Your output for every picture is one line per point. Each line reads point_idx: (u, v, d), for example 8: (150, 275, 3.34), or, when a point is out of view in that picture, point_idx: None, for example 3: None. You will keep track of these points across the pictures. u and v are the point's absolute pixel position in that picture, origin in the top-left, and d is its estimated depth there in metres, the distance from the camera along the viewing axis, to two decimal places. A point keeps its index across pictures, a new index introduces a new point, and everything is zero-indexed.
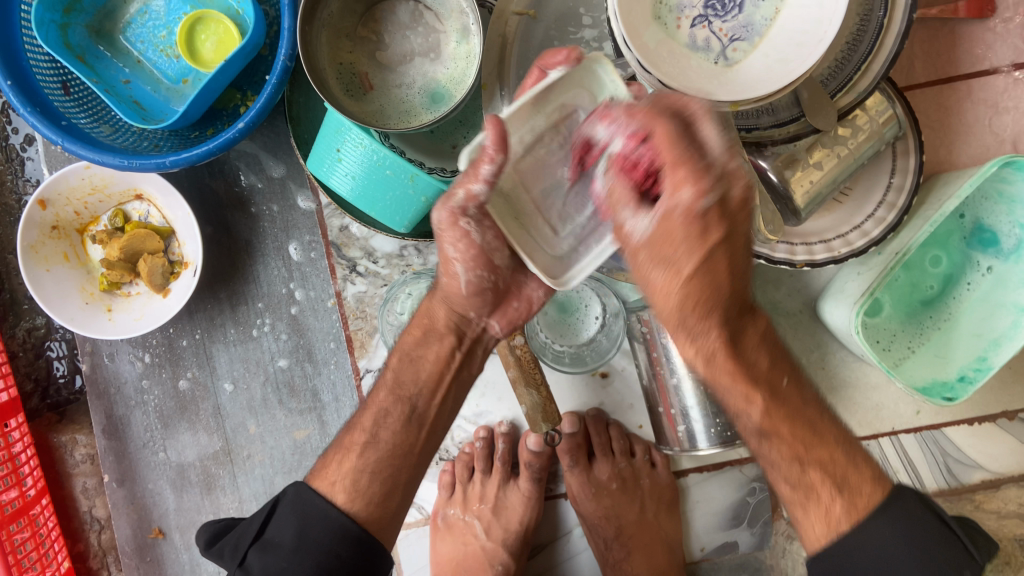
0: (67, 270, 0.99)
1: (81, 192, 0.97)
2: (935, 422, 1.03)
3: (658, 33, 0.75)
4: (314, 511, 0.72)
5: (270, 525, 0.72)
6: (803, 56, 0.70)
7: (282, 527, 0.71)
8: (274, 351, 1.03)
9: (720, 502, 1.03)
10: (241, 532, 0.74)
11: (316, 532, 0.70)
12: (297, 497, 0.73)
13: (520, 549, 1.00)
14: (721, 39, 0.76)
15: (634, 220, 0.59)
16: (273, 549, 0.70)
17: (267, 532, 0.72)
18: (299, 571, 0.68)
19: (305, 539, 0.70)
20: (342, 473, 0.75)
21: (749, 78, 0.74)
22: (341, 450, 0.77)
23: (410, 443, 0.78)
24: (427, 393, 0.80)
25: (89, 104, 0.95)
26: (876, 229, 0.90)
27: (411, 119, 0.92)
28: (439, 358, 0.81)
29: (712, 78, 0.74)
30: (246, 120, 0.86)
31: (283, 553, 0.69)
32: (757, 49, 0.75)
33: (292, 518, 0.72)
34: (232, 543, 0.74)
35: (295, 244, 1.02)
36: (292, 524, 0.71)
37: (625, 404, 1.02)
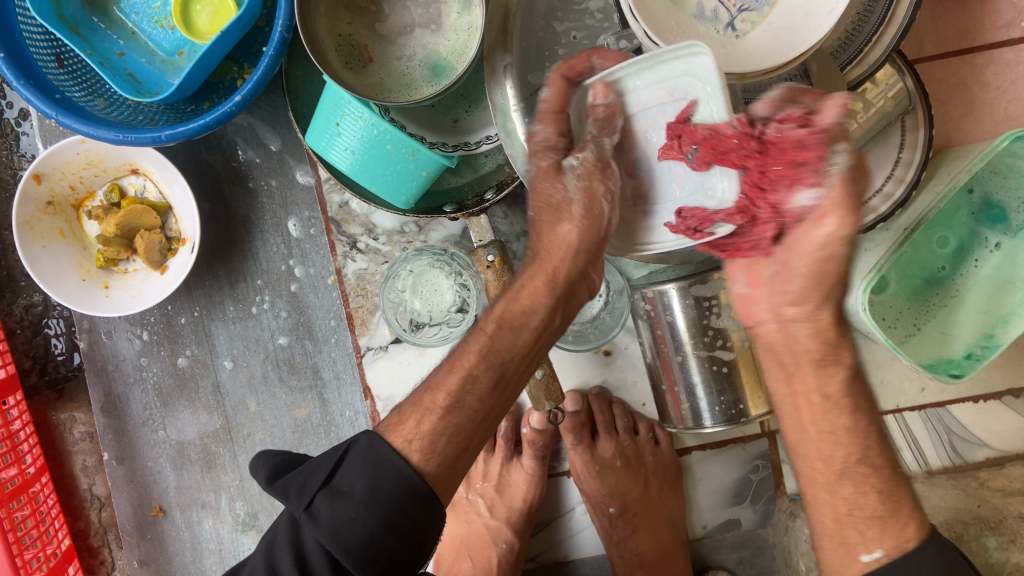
0: (63, 246, 0.97)
1: (75, 167, 0.96)
2: (939, 400, 1.02)
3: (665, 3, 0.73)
4: (387, 462, 0.67)
5: (342, 469, 0.67)
6: (813, 26, 0.69)
7: (353, 475, 0.67)
8: (274, 329, 1.02)
9: (723, 480, 1.02)
10: (308, 474, 0.69)
11: (391, 484, 0.66)
12: (371, 447, 0.68)
13: (524, 526, 0.99)
14: (730, 9, 0.74)
15: (804, 194, 0.61)
16: (343, 498, 0.66)
17: (336, 478, 0.67)
18: (370, 521, 0.64)
19: (376, 491, 0.66)
20: (420, 432, 0.69)
21: (758, 49, 0.72)
22: (417, 406, 0.71)
23: (482, 403, 0.72)
24: (517, 361, 0.75)
25: (84, 77, 0.93)
26: (884, 206, 0.88)
27: (413, 93, 0.90)
28: (540, 325, 0.75)
29: (720, 48, 0.73)
30: (243, 93, 0.85)
31: (353, 503, 0.65)
32: (765, 20, 0.73)
33: (364, 468, 0.67)
34: (299, 482, 0.69)
35: (294, 220, 1.00)
36: (364, 475, 0.66)
37: (627, 381, 1.02)
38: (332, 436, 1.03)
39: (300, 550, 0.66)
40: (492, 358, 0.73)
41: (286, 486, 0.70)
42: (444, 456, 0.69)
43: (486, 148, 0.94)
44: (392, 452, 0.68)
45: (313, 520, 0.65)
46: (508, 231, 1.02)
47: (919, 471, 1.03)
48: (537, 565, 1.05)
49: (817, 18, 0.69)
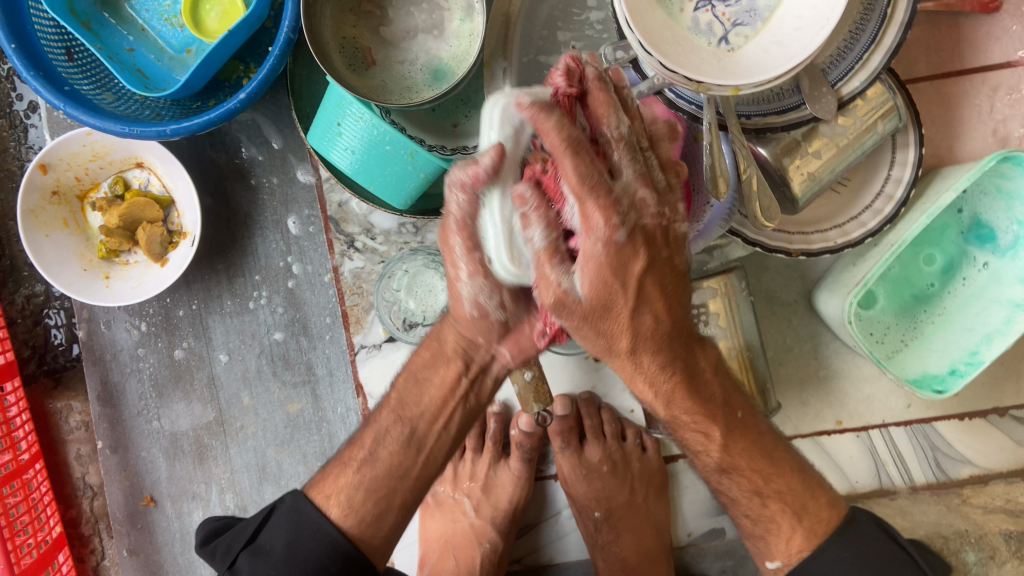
0: (66, 236, 0.99)
1: (82, 158, 0.97)
2: (925, 416, 1.03)
3: (660, 17, 0.72)
4: (308, 524, 0.73)
5: (264, 528, 0.75)
6: (802, 42, 0.68)
7: (274, 534, 0.74)
8: (270, 324, 1.04)
9: (710, 488, 1.04)
10: (234, 535, 0.77)
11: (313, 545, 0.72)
12: (295, 506, 0.75)
13: (508, 528, 1.01)
14: (724, 23, 0.73)
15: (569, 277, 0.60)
16: (263, 555, 0.73)
17: (260, 538, 0.74)
18: None
19: (295, 549, 0.72)
20: (338, 486, 0.74)
21: (755, 63, 0.71)
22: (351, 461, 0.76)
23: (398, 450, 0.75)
24: (429, 416, 0.75)
25: (93, 71, 0.95)
26: (872, 220, 0.91)
27: (413, 96, 0.92)
28: (443, 383, 0.74)
29: (712, 61, 0.71)
30: (247, 90, 0.87)
31: (271, 561, 0.71)
32: (758, 36, 0.72)
33: (286, 526, 0.73)
34: (225, 542, 0.78)
35: (294, 218, 1.02)
36: (284, 534, 0.73)
37: (617, 388, 1.03)
38: (323, 433, 1.04)
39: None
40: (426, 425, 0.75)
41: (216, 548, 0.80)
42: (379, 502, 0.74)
43: (483, 153, 0.96)
44: (314, 512, 0.73)
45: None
46: None
47: (905, 486, 1.04)
48: (522, 568, 1.05)
49: (808, 33, 0.69)
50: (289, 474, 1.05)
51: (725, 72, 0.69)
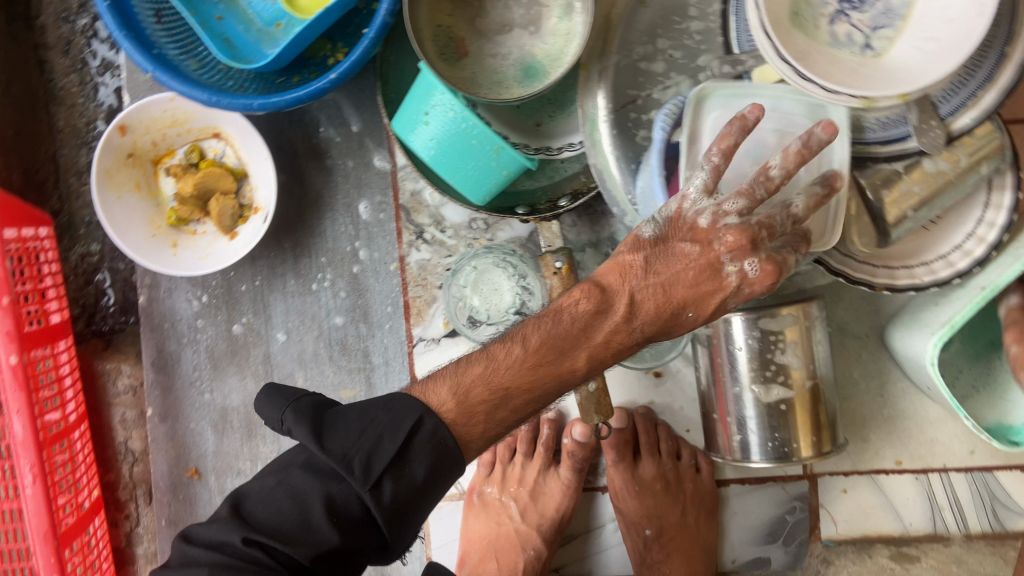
0: (137, 199, 0.98)
1: (162, 123, 0.97)
2: (986, 464, 1.00)
3: (802, 35, 0.72)
4: (447, 450, 0.67)
5: (403, 451, 0.66)
6: (952, 41, 0.68)
7: (415, 457, 0.66)
8: (331, 308, 1.02)
9: (759, 517, 1.02)
10: (359, 446, 0.65)
11: (444, 470, 0.68)
12: (435, 435, 0.66)
13: (553, 537, 0.99)
14: (863, 30, 0.74)
15: None
16: (405, 481, 0.66)
17: (403, 457, 0.66)
18: (427, 503, 0.67)
19: (432, 480, 0.67)
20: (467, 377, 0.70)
21: (901, 67, 0.71)
22: (485, 374, 0.69)
23: (537, 357, 0.70)
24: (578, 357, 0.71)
25: (181, 36, 0.94)
26: (962, 261, 0.87)
27: (502, 91, 0.90)
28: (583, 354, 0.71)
29: (858, 67, 0.71)
30: (339, 71, 0.85)
31: (413, 489, 0.66)
32: (902, 35, 0.72)
33: (425, 454, 0.66)
34: (346, 446, 0.65)
35: (365, 203, 1.01)
36: (425, 460, 0.66)
37: (674, 406, 1.01)
38: None
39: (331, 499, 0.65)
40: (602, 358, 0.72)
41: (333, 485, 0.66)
42: (497, 408, 0.69)
43: (567, 156, 0.95)
44: (453, 438, 0.67)
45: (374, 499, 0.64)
46: (576, 241, 1.01)
47: (958, 533, 1.01)
48: None
49: (961, 24, 0.67)
50: None
51: (870, 84, 0.69)
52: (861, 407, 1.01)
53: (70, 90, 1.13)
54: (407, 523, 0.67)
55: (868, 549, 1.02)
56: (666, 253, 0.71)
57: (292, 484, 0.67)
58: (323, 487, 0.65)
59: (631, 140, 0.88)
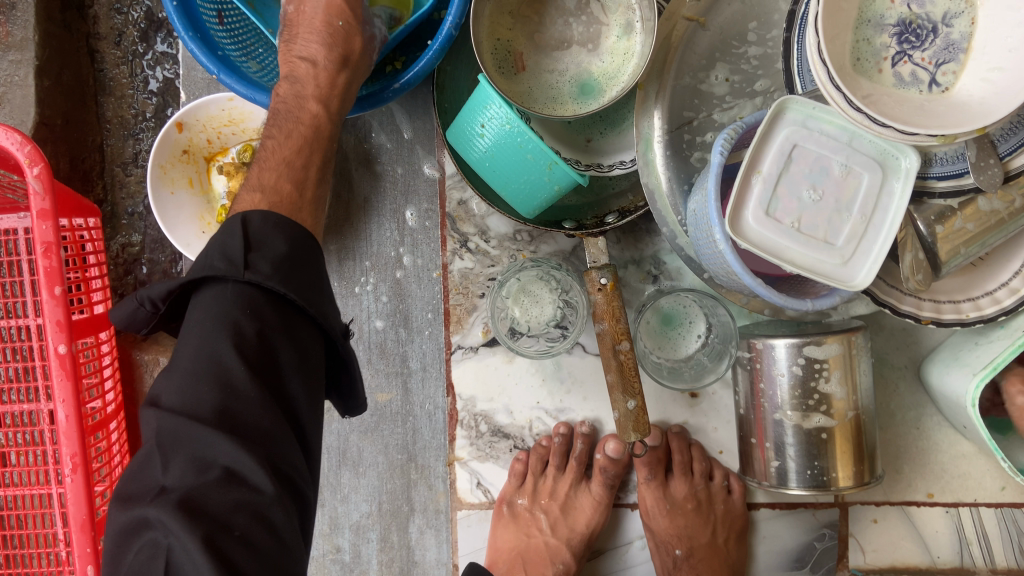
0: (189, 195, 0.99)
1: (218, 122, 0.98)
2: (1018, 501, 1.00)
3: (867, 82, 0.73)
4: (295, 229, 0.66)
5: (252, 234, 0.63)
6: (1022, 66, 0.68)
7: (264, 237, 0.63)
8: (372, 311, 1.03)
9: (788, 542, 1.02)
10: (203, 263, 0.62)
11: (304, 245, 0.66)
12: (275, 221, 0.65)
13: (582, 552, 1.01)
14: (928, 68, 0.74)
15: None
16: (267, 251, 0.62)
17: (249, 242, 0.62)
18: (305, 271, 0.64)
19: (298, 250, 0.65)
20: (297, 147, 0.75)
21: (971, 101, 0.72)
22: (288, 117, 0.76)
23: (333, 83, 0.77)
24: (323, 89, 0.77)
25: (240, 36, 0.96)
26: (1009, 299, 0.87)
27: (558, 106, 0.91)
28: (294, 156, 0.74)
29: (928, 107, 0.72)
30: (402, 81, 0.86)
31: (275, 259, 0.62)
32: (966, 69, 0.73)
33: (275, 232, 0.64)
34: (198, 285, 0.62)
35: (412, 210, 1.02)
36: (280, 236, 0.64)
37: (709, 426, 1.02)
38: (407, 426, 1.04)
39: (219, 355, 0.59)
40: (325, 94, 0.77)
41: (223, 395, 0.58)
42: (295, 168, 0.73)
43: (617, 173, 0.94)
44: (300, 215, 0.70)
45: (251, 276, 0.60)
46: (619, 257, 1.02)
47: (986, 569, 1.01)
48: None
49: None
50: (369, 461, 1.05)
51: (942, 123, 0.70)
52: (895, 438, 1.01)
53: (120, 81, 1.15)
54: (313, 294, 0.63)
55: None
56: (305, 21, 0.78)
57: (202, 366, 0.58)
58: (199, 352, 0.59)
59: (684, 161, 0.89)
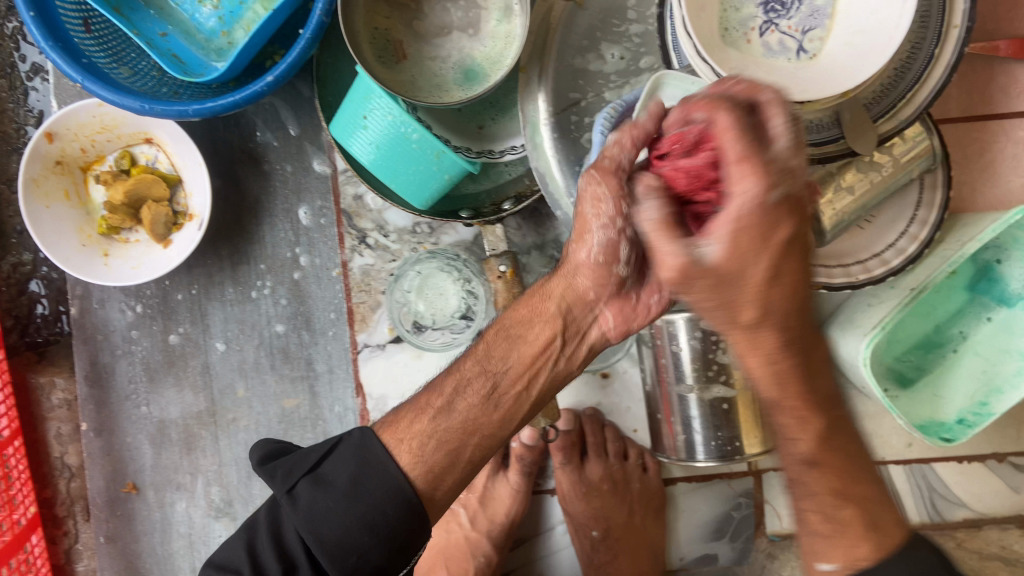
0: (66, 208, 0.95)
1: (90, 129, 0.94)
2: (924, 456, 1.03)
3: (735, 54, 0.74)
4: (376, 460, 0.67)
5: (328, 461, 0.68)
6: (883, 29, 0.69)
7: (338, 467, 0.67)
8: (271, 315, 1.00)
9: (706, 514, 1.03)
10: (297, 460, 0.70)
11: (373, 488, 0.66)
12: (360, 442, 0.68)
13: (503, 542, 0.99)
14: (794, 36, 0.75)
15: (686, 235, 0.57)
16: (326, 488, 0.66)
17: (323, 468, 0.68)
18: (346, 516, 0.65)
19: (360, 485, 0.66)
20: (412, 432, 0.69)
21: (836, 67, 0.72)
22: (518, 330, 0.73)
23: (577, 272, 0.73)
24: (516, 375, 0.72)
25: (109, 43, 0.91)
26: (895, 259, 0.89)
27: (443, 94, 0.89)
28: (538, 343, 0.72)
29: (798, 74, 0.73)
30: (275, 73, 0.83)
31: (332, 494, 0.65)
32: (832, 34, 0.73)
33: (350, 460, 0.67)
34: (287, 467, 0.70)
35: (306, 208, 0.99)
36: (349, 467, 0.67)
37: (622, 406, 1.02)
38: (318, 431, 1.01)
39: (281, 538, 0.67)
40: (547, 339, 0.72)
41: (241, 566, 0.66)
42: (414, 429, 0.69)
43: (510, 159, 0.94)
44: (383, 452, 0.68)
45: (291, 503, 0.66)
46: (521, 243, 1.01)
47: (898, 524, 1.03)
48: None
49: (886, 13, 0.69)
50: None
51: (809, 89, 0.71)
52: None
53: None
54: (357, 550, 0.65)
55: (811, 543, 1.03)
56: (541, 292, 0.74)
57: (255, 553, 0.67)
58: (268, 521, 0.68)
59: (573, 143, 0.88)
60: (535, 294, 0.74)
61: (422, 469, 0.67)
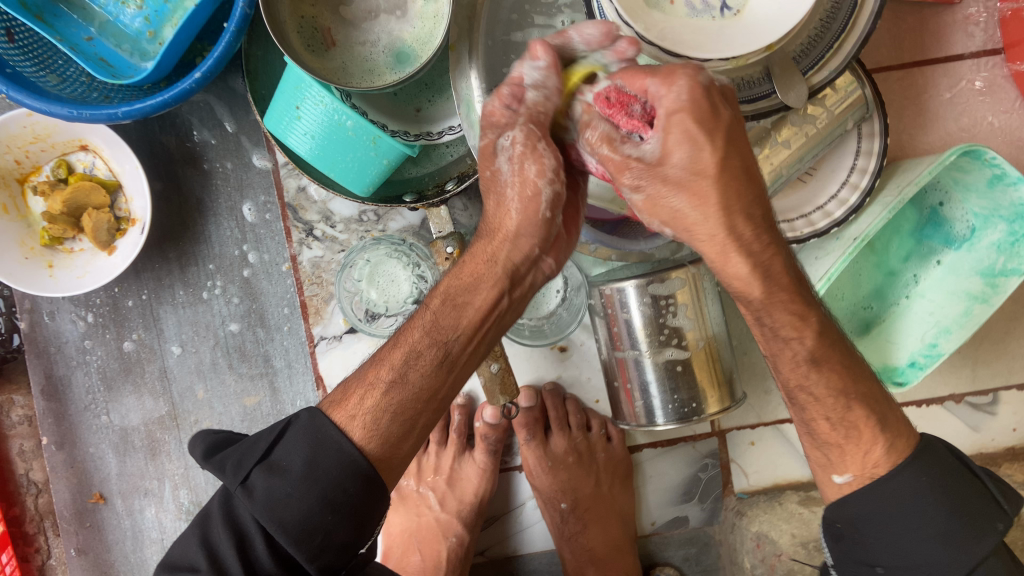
0: (6, 222, 0.94)
1: (22, 141, 0.92)
2: None
3: (658, 15, 0.73)
4: (328, 440, 0.62)
5: (281, 445, 0.62)
6: None
7: (291, 451, 0.62)
8: (224, 315, 1.00)
9: (673, 478, 1.04)
10: (246, 449, 0.64)
11: (330, 469, 0.61)
12: (311, 424, 0.63)
13: (474, 521, 1.00)
14: None
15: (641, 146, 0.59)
16: (281, 475, 0.61)
17: (275, 454, 0.62)
18: (306, 499, 0.60)
19: (316, 468, 0.61)
20: (363, 408, 0.64)
21: (759, 22, 0.72)
22: (462, 298, 0.67)
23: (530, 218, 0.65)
24: (464, 340, 0.67)
25: (35, 52, 0.89)
26: (838, 211, 0.90)
27: (376, 79, 0.90)
28: (486, 306, 0.67)
29: (720, 30, 0.73)
30: (202, 70, 0.82)
31: (290, 479, 0.60)
32: None
33: (303, 442, 0.62)
34: (236, 457, 0.64)
35: (249, 204, 0.98)
36: (303, 449, 0.62)
37: (582, 378, 1.02)
38: None
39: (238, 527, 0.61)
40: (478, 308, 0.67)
41: (195, 565, 0.60)
42: (368, 403, 0.65)
43: (448, 139, 0.94)
44: (335, 430, 0.63)
45: (247, 494, 0.60)
46: (468, 224, 1.01)
47: None
48: (486, 559, 1.05)
49: None
50: None
51: (730, 45, 0.71)
52: None
53: None
54: (319, 532, 0.60)
55: (778, 497, 1.01)
56: (483, 254, 0.67)
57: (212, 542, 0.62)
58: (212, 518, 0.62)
59: None
60: (474, 257, 0.67)
61: (379, 445, 0.64)
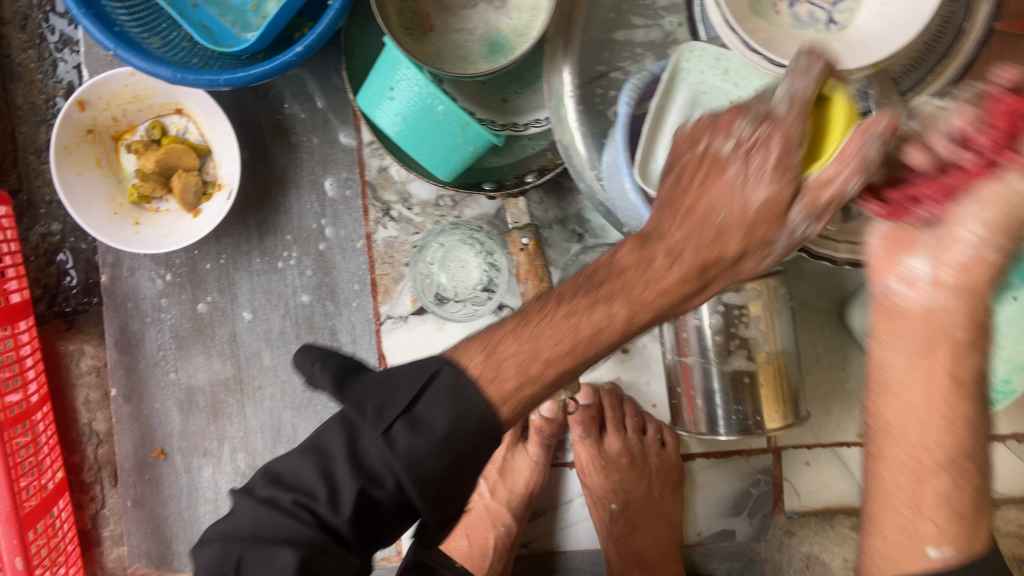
0: (98, 176, 0.96)
1: (121, 99, 0.95)
2: None
3: (762, 24, 0.73)
4: (474, 402, 0.55)
5: (425, 399, 0.56)
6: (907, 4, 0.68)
7: (435, 407, 0.56)
8: (297, 286, 1.02)
9: (724, 490, 1.04)
10: (384, 391, 0.57)
11: (475, 432, 0.55)
12: (456, 382, 0.56)
13: (523, 512, 1.00)
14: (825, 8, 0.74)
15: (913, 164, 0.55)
16: (424, 432, 0.55)
17: (418, 407, 0.56)
18: (444, 460, 0.54)
19: (459, 432, 0.55)
20: (515, 373, 0.57)
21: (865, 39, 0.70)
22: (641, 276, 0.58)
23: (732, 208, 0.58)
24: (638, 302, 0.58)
25: (143, 14, 0.92)
26: None
27: (469, 66, 0.90)
28: (671, 288, 0.58)
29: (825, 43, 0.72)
30: (304, 44, 0.84)
31: (432, 438, 0.54)
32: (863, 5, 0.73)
33: (447, 398, 0.56)
34: (375, 399, 0.57)
35: (331, 179, 1.00)
36: (448, 407, 0.55)
37: (641, 380, 1.02)
38: None
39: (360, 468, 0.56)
40: (639, 316, 0.58)
41: (310, 491, 0.56)
42: (525, 393, 0.57)
43: (534, 131, 0.96)
44: (482, 395, 0.55)
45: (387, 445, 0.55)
46: (543, 217, 1.01)
47: None
48: (529, 552, 1.06)
49: None
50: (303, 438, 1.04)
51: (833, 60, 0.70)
52: (823, 382, 1.01)
53: (28, 66, 1.04)
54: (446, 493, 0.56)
55: (830, 521, 1.01)
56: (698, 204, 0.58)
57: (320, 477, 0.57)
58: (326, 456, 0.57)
59: (597, 115, 0.87)
60: (675, 228, 0.59)
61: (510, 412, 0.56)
